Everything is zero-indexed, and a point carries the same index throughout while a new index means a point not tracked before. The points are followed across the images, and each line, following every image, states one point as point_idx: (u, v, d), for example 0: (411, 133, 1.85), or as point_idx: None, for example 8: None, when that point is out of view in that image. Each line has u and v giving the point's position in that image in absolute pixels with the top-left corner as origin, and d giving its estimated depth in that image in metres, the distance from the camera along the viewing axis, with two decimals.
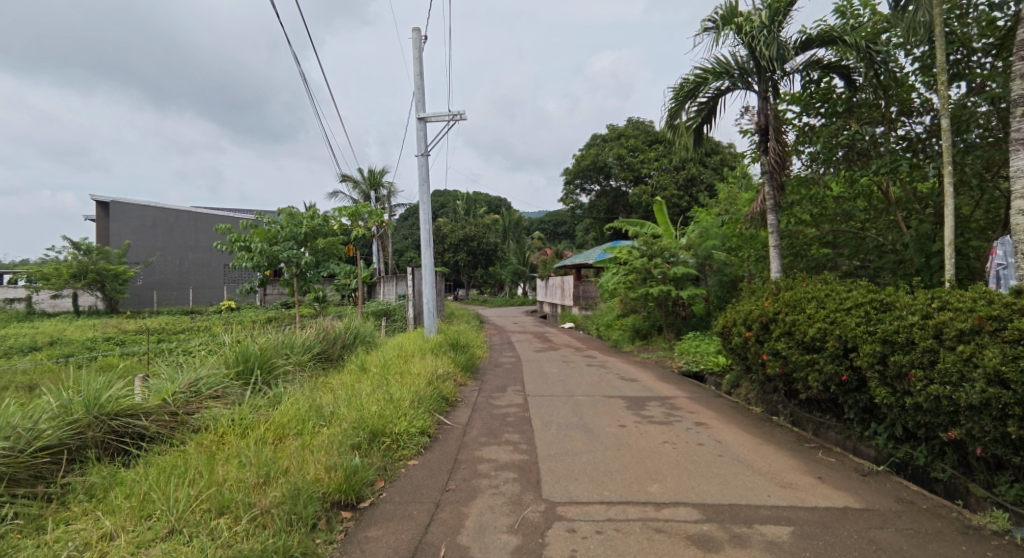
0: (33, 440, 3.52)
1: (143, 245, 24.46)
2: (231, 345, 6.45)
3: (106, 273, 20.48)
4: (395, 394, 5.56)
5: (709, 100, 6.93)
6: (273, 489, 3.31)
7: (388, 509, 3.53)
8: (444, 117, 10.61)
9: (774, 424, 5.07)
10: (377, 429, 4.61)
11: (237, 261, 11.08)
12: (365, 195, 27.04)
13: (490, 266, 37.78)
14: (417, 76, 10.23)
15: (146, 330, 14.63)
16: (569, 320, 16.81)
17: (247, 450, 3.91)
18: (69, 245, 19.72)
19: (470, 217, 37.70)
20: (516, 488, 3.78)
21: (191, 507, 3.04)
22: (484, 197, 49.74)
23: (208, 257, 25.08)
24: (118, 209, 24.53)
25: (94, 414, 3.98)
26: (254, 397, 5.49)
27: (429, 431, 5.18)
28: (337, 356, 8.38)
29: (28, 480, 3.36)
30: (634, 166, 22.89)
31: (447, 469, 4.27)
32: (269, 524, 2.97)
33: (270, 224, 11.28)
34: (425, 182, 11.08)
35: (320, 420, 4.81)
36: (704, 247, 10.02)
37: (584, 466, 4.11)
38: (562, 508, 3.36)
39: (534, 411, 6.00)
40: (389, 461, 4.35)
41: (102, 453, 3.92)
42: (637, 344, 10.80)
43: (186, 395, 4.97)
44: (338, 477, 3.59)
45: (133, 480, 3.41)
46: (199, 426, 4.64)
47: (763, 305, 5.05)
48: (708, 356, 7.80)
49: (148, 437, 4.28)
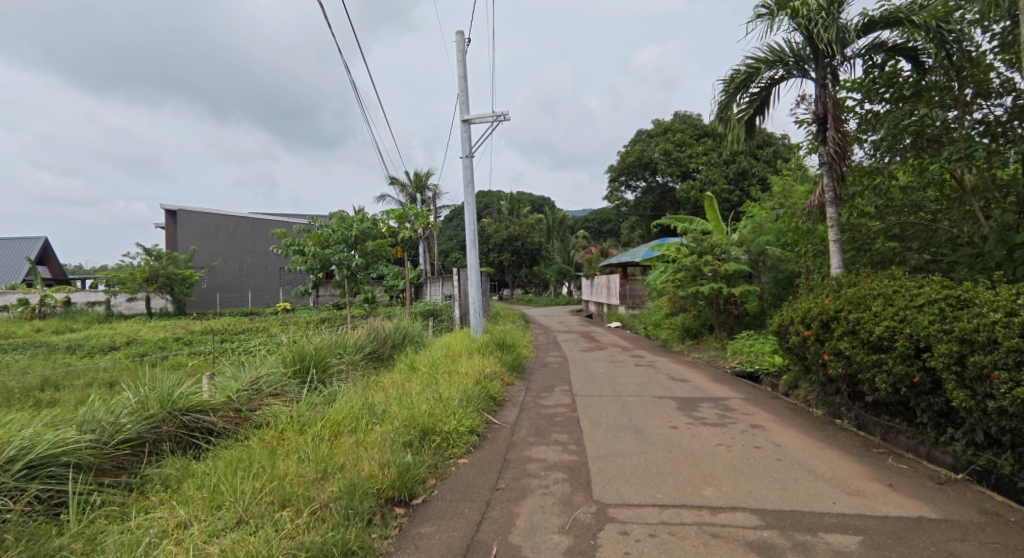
0: (115, 433, 3.79)
1: (206, 250, 25.95)
2: (288, 345, 6.72)
3: (174, 277, 21.85)
4: (444, 393, 5.66)
5: (762, 90, 6.67)
6: (331, 484, 3.44)
7: (441, 506, 3.59)
8: (488, 118, 10.70)
9: (838, 427, 4.82)
10: (427, 427, 4.69)
11: (292, 264, 11.58)
12: (412, 198, 27.62)
13: (534, 266, 37.79)
14: (461, 78, 10.36)
15: (211, 331, 15.49)
16: (615, 319, 16.58)
17: (306, 446, 4.07)
18: (142, 251, 21.13)
19: (514, 217, 37.83)
20: (566, 488, 3.76)
21: (256, 499, 3.19)
22: (528, 196, 49.71)
23: (266, 260, 26.29)
24: (185, 217, 26.14)
25: (168, 409, 4.25)
26: (311, 395, 5.73)
27: (478, 430, 5.23)
28: (388, 355, 8.61)
29: (112, 470, 3.64)
30: (681, 161, 22.27)
31: (497, 468, 4.30)
32: (328, 518, 3.08)
33: (323, 228, 11.71)
34: (470, 183, 11.22)
35: (373, 418, 4.95)
36: (758, 243, 9.47)
37: (636, 467, 4.04)
38: (614, 510, 3.33)
39: (582, 411, 5.95)
40: (440, 458, 4.43)
41: (176, 446, 4.18)
42: (687, 343, 10.51)
43: (249, 392, 5.23)
44: (391, 474, 3.69)
45: (203, 472, 3.63)
46: (261, 423, 4.87)
47: (823, 303, 4.80)
48: (763, 356, 7.49)
49: (216, 432, 4.53)
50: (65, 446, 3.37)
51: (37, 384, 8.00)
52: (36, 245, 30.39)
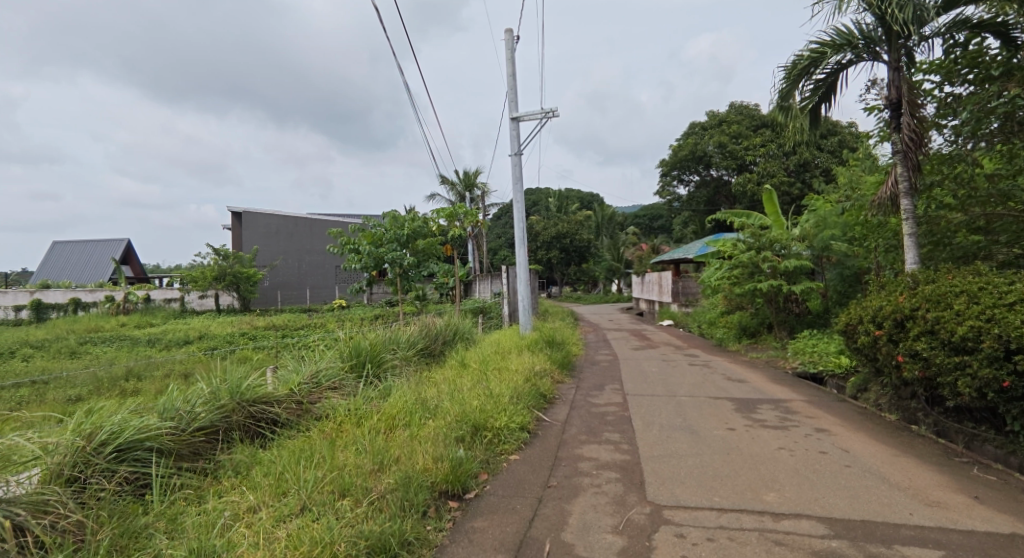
0: (191, 421, 4.04)
1: (269, 249, 27.31)
2: (345, 340, 6.98)
3: (240, 276, 23.15)
4: (495, 390, 5.71)
5: (827, 76, 6.32)
6: (387, 475, 3.54)
7: (493, 502, 3.63)
8: (536, 115, 10.69)
9: (913, 434, 4.51)
10: (479, 423, 4.76)
11: (347, 262, 12.03)
12: (461, 196, 28.00)
13: (583, 263, 37.48)
14: (510, 76, 10.40)
15: (273, 326, 16.31)
16: (667, 316, 16.22)
17: (363, 439, 4.21)
18: (211, 251, 22.50)
19: (562, 215, 37.65)
20: (619, 488, 3.72)
21: (318, 488, 3.34)
22: (576, 193, 49.34)
23: (322, 259, 27.37)
24: (249, 218, 27.55)
25: (238, 400, 4.50)
26: (367, 389, 5.94)
27: (528, 427, 5.24)
28: (439, 351, 8.78)
29: (190, 455, 3.90)
30: (738, 153, 21.45)
31: (548, 466, 4.30)
32: (385, 508, 3.17)
33: (376, 227, 12.09)
34: (519, 181, 11.25)
35: (426, 413, 5.06)
36: (822, 238, 8.98)
37: (692, 469, 3.94)
38: (669, 512, 3.26)
39: (635, 410, 5.86)
40: (491, 454, 4.48)
41: (245, 435, 4.44)
42: (744, 342, 10.13)
43: (310, 385, 5.48)
44: (445, 468, 3.76)
45: (270, 460, 3.83)
46: (321, 414, 5.09)
47: (896, 300, 4.50)
48: (828, 357, 7.13)
49: (280, 422, 4.78)
50: (148, 431, 3.62)
51: (121, 374, 8.69)
52: (119, 246, 32.98)
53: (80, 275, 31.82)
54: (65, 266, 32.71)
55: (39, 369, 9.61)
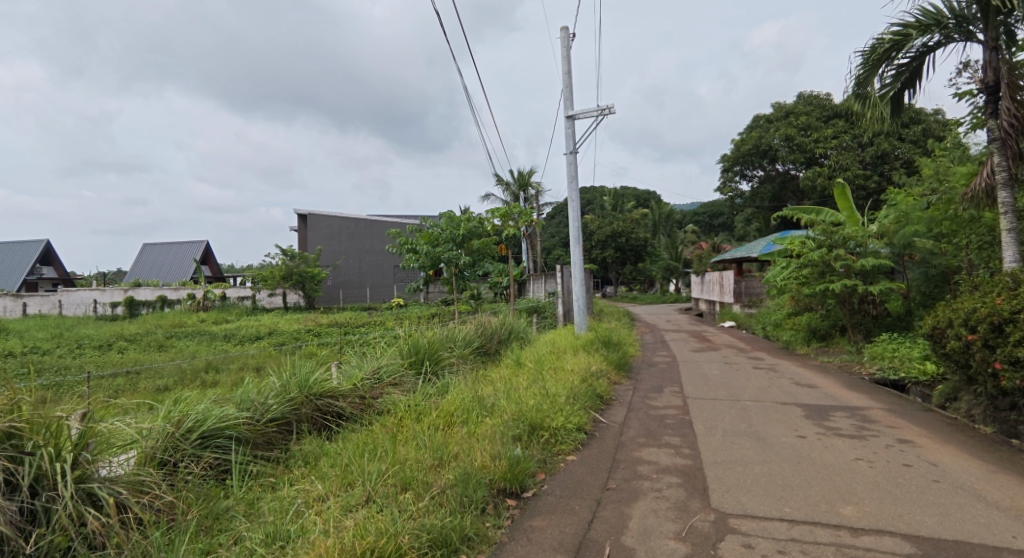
0: (265, 412, 4.29)
1: (332, 250, 28.53)
2: (405, 338, 7.19)
3: (306, 275, 24.35)
4: (551, 390, 5.69)
5: (911, 60, 5.88)
6: (447, 471, 3.62)
7: (551, 501, 3.62)
8: (592, 112, 10.59)
9: (1013, 449, 4.11)
10: (535, 422, 4.77)
11: (405, 262, 12.40)
12: (515, 196, 28.17)
13: (639, 262, 36.73)
14: (566, 74, 10.34)
15: (336, 324, 17.01)
16: (729, 317, 15.60)
17: (423, 434, 4.33)
18: (280, 252, 23.78)
19: (617, 213, 37.10)
20: (680, 494, 3.61)
21: (382, 481, 3.46)
22: (631, 191, 48.47)
23: (382, 259, 28.33)
24: (314, 220, 28.87)
25: (306, 394, 4.73)
26: (426, 386, 6.09)
27: (585, 428, 5.19)
28: (495, 350, 8.87)
29: (264, 444, 4.15)
30: (807, 146, 20.33)
31: (606, 468, 4.25)
32: (445, 503, 3.24)
33: (433, 227, 12.37)
34: (574, 179, 11.18)
35: (483, 411, 5.12)
36: (903, 235, 8.18)
37: (759, 477, 3.77)
38: (735, 520, 3.13)
39: (696, 414, 5.67)
40: (548, 454, 4.47)
41: (313, 427, 4.66)
42: (814, 346, 9.59)
43: (372, 381, 5.68)
44: (503, 465, 3.80)
45: (336, 452, 4.00)
46: (382, 409, 5.27)
47: (994, 302, 4.13)
48: (911, 362, 6.62)
49: (344, 416, 4.98)
50: (228, 421, 3.88)
51: (202, 366, 9.35)
52: (199, 247, 35.50)
53: (165, 274, 34.52)
54: (152, 266, 35.60)
55: (132, 360, 10.50)
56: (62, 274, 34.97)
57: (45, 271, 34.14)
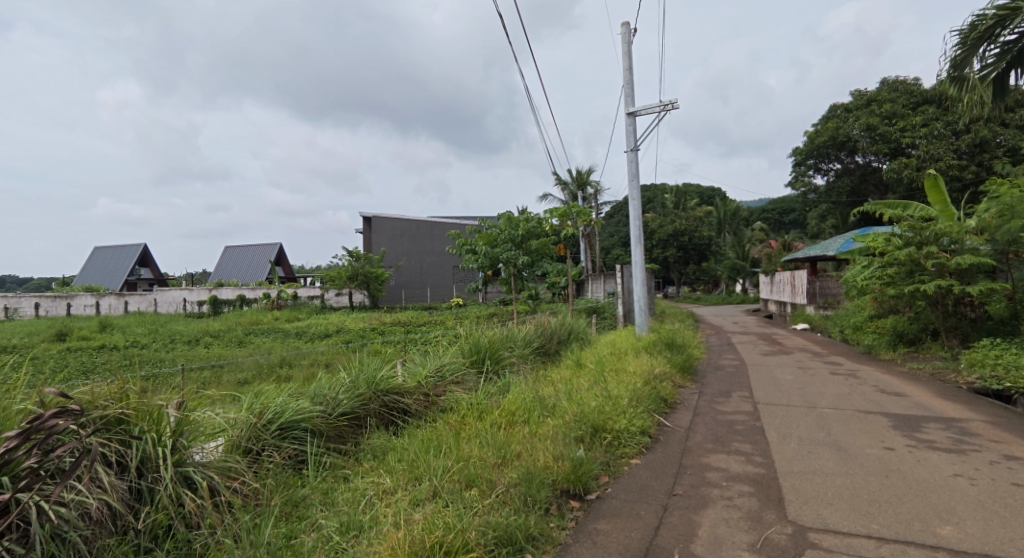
0: (336, 407, 4.49)
1: (395, 251, 29.50)
2: (466, 337, 7.32)
3: (370, 275, 25.35)
4: (613, 391, 5.61)
5: (1019, 37, 5.33)
6: (510, 470, 3.65)
7: (615, 505, 3.56)
8: (654, 108, 10.33)
9: None
10: (598, 424, 4.71)
11: (465, 262, 12.63)
12: (573, 195, 28.07)
13: (703, 262, 35.48)
14: (627, 70, 10.14)
15: (399, 323, 17.56)
16: (803, 319, 14.76)
17: (485, 433, 4.38)
18: (346, 254, 24.86)
19: (679, 211, 36.03)
20: (753, 504, 3.44)
21: (447, 477, 3.53)
22: (694, 188, 46.91)
23: (442, 260, 29.03)
24: (378, 223, 29.93)
25: (374, 390, 4.91)
26: (487, 385, 6.17)
27: (649, 431, 5.07)
28: (554, 350, 8.85)
29: (335, 438, 4.34)
30: (891, 135, 18.91)
31: (672, 473, 4.12)
32: (509, 502, 3.27)
33: (492, 228, 12.52)
34: (635, 177, 10.96)
35: (544, 411, 5.13)
36: (1007, 230, 7.43)
37: (840, 490, 3.53)
38: (815, 535, 2.95)
39: (768, 421, 5.40)
40: (611, 456, 4.40)
41: (381, 422, 4.84)
42: (900, 351, 8.90)
43: (435, 379, 5.82)
44: (566, 467, 3.78)
45: (402, 448, 4.12)
46: (446, 407, 5.39)
47: None
48: (1017, 371, 5.99)
49: (410, 412, 5.12)
50: (304, 413, 4.09)
51: (278, 361, 9.94)
52: (274, 249, 37.77)
53: (244, 275, 37.01)
54: (233, 267, 38.25)
55: (216, 355, 11.32)
56: (157, 274, 38.24)
57: (143, 271, 37.49)
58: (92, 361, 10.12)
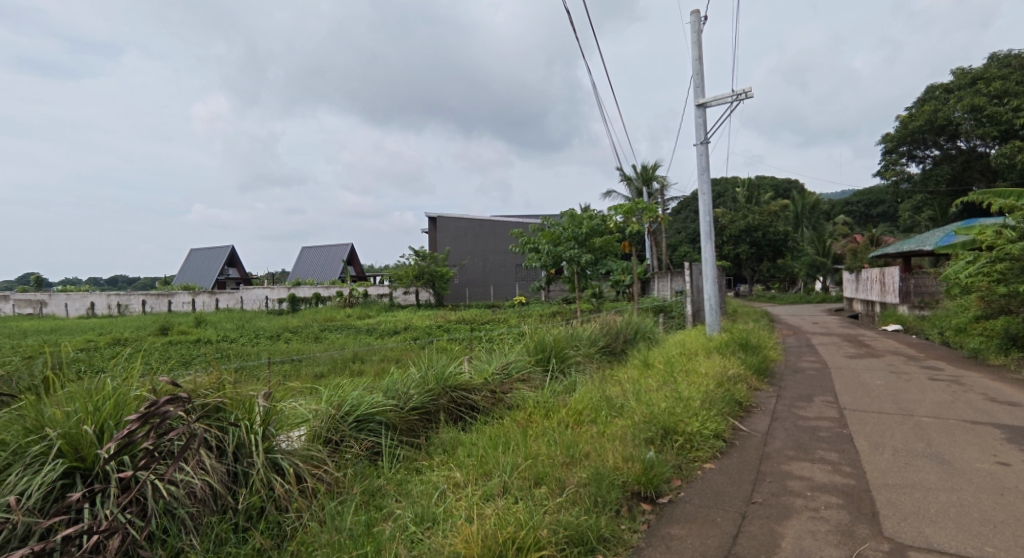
0: (408, 401, 4.64)
1: (459, 250, 30.12)
2: (531, 335, 7.35)
3: (436, 274, 26.08)
4: (685, 393, 5.42)
5: None
6: (579, 469, 3.61)
7: (689, 510, 3.45)
8: (726, 98, 9.87)
9: None
10: (669, 426, 4.56)
11: (528, 261, 12.68)
12: (638, 191, 27.47)
13: (778, 258, 33.62)
14: (696, 60, 9.76)
15: (464, 320, 17.90)
16: (894, 319, 13.64)
17: (553, 431, 4.37)
18: (413, 253, 25.66)
19: (752, 206, 34.33)
20: (843, 517, 3.22)
21: (517, 474, 3.55)
22: (769, 180, 44.51)
23: (504, 259, 29.34)
24: (443, 223, 30.64)
25: (442, 386, 5.03)
26: (553, 383, 6.15)
27: (724, 435, 4.86)
28: (621, 349, 8.68)
29: (407, 431, 4.48)
30: (1001, 117, 17.09)
31: (750, 480, 3.92)
32: (579, 501, 3.24)
33: (555, 226, 12.47)
34: (705, 170, 10.54)
35: (612, 411, 5.04)
36: None
37: (944, 507, 3.22)
38: (916, 554, 2.72)
39: (857, 428, 5.02)
40: (684, 459, 4.24)
41: (450, 417, 4.94)
42: (1011, 356, 8.00)
43: (502, 376, 5.88)
44: (637, 468, 3.69)
45: (471, 443, 4.19)
46: (513, 404, 5.43)
47: None
48: None
49: (477, 408, 5.20)
50: (378, 407, 4.26)
51: (351, 357, 10.43)
52: (346, 249, 39.68)
53: (319, 274, 39.14)
54: (309, 267, 40.56)
55: (296, 349, 12.05)
56: (242, 274, 41.16)
57: (230, 271, 40.49)
58: (188, 353, 11.07)
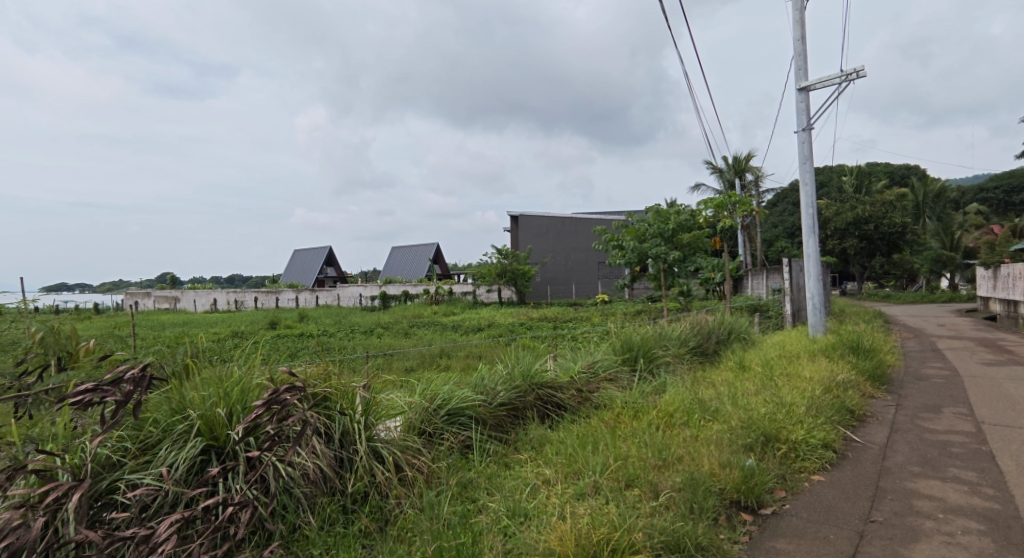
0: (495, 397, 4.73)
1: (542, 248, 30.21)
2: (618, 334, 7.21)
3: (518, 272, 26.47)
4: (787, 398, 5.04)
5: None
6: (672, 473, 3.48)
7: (796, 524, 3.20)
8: (834, 80, 9.06)
9: None
10: (771, 433, 4.26)
11: (612, 258, 12.43)
12: (729, 183, 26.03)
13: (894, 253, 30.37)
14: (798, 40, 9.05)
15: (547, 319, 17.94)
16: None
17: (643, 432, 4.26)
18: (496, 252, 26.15)
19: (862, 196, 31.33)
20: (986, 545, 2.83)
21: (607, 474, 3.49)
22: (883, 167, 40.34)
23: (587, 257, 29.09)
24: (526, 222, 30.85)
25: (529, 383, 5.06)
26: (642, 384, 5.98)
27: (834, 445, 4.46)
28: (713, 350, 8.26)
29: (495, 426, 4.54)
30: None
31: (867, 496, 3.57)
32: (674, 507, 3.12)
33: (640, 222, 12.19)
34: (808, 159, 9.74)
35: (705, 414, 4.81)
36: None
37: None
38: None
39: (999, 445, 4.41)
40: (788, 469, 3.95)
41: (537, 414, 4.96)
42: None
43: (588, 375, 5.82)
44: (736, 476, 3.49)
45: (559, 441, 4.17)
46: (600, 403, 5.34)
47: None
48: None
49: (564, 406, 5.17)
50: (467, 402, 4.38)
51: (438, 352, 10.82)
52: (432, 249, 41.23)
53: (408, 274, 41.00)
54: (398, 266, 42.60)
55: (388, 344, 12.72)
56: (339, 274, 44.09)
57: (328, 271, 43.43)
58: (295, 346, 12.05)
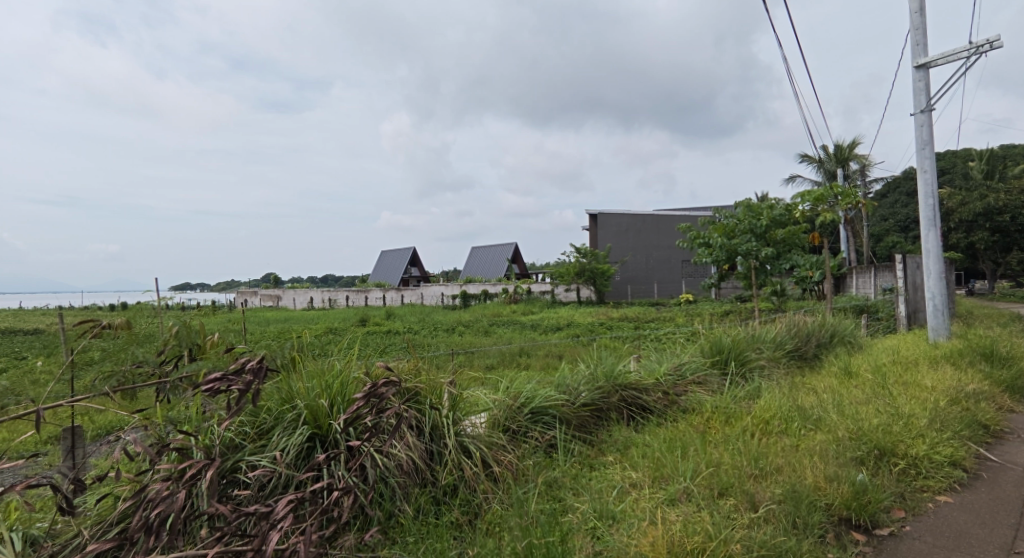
0: (578, 397, 4.68)
1: (622, 247, 29.57)
2: (706, 335, 6.87)
3: (597, 271, 26.07)
4: (904, 409, 4.54)
5: None
6: (771, 484, 3.25)
7: (920, 549, 2.88)
8: (960, 53, 8.05)
9: None
10: (886, 446, 3.86)
11: (698, 256, 11.86)
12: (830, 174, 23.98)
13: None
14: (916, 13, 8.16)
15: (627, 318, 17.52)
16: None
17: (735, 439, 4.03)
18: (575, 251, 25.93)
19: (993, 183, 27.62)
20: None
21: (697, 481, 3.34)
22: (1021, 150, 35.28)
23: (670, 254, 28.10)
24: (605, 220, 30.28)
25: (613, 384, 4.96)
26: (734, 388, 5.65)
27: (963, 463, 3.96)
28: (814, 354, 7.65)
29: (578, 425, 4.49)
30: None
31: (1009, 524, 3.13)
32: (774, 520, 2.91)
33: (729, 218, 11.56)
34: (927, 144, 8.74)
35: (806, 423, 4.46)
36: None
37: None
38: None
39: None
40: (907, 487, 3.56)
41: (622, 416, 4.84)
42: None
43: (675, 377, 5.60)
44: (846, 492, 3.20)
45: (644, 444, 4.06)
46: (688, 407, 5.13)
47: None
48: None
49: (649, 408, 5.02)
50: (551, 401, 4.37)
51: (518, 351, 10.92)
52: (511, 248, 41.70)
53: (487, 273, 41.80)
54: (478, 266, 43.51)
55: (469, 342, 13.04)
56: (422, 274, 45.82)
57: (412, 270, 45.27)
58: (384, 342, 12.68)
